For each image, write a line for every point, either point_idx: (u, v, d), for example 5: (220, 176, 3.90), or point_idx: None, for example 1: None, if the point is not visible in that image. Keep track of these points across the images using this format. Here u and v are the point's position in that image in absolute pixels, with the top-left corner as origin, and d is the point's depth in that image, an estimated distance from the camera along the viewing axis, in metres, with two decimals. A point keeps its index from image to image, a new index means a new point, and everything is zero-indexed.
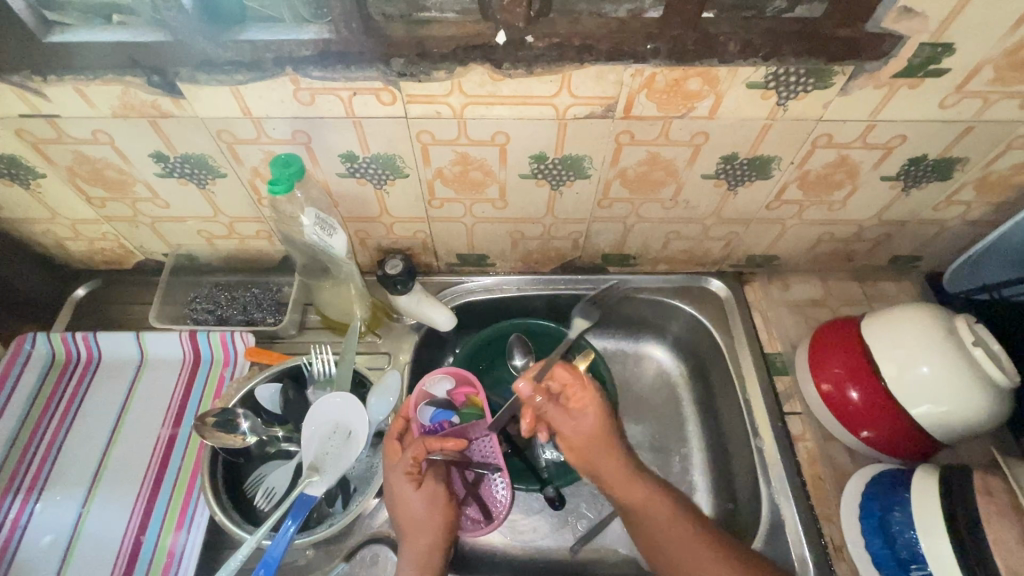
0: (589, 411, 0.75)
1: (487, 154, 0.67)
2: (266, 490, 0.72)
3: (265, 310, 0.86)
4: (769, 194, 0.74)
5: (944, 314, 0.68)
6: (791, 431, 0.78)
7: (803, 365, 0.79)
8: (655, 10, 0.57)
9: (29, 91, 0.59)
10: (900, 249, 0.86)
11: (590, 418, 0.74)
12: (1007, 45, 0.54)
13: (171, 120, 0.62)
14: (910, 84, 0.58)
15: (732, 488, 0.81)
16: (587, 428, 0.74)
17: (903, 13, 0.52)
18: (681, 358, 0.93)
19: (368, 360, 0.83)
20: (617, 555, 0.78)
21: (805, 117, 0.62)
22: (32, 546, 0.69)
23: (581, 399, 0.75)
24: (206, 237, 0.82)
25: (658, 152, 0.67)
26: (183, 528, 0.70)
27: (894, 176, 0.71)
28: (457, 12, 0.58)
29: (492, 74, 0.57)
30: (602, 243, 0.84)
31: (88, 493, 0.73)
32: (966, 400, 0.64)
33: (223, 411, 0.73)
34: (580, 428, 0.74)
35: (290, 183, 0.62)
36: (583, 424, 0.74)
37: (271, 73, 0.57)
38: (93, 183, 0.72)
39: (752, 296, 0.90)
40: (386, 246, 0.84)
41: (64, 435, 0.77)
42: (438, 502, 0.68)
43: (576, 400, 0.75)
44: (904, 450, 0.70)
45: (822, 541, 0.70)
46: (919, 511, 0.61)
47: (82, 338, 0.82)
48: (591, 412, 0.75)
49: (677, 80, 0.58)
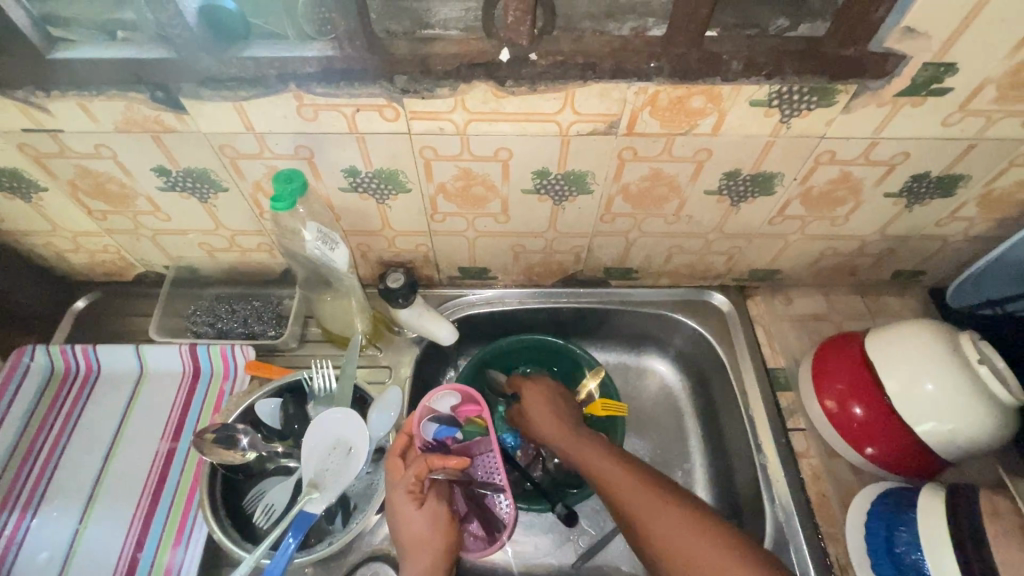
0: (536, 401, 0.79)
1: (490, 169, 0.67)
2: (266, 507, 0.72)
3: (266, 323, 0.86)
4: (772, 209, 0.73)
5: (948, 331, 0.67)
6: (794, 447, 0.77)
7: (806, 380, 0.78)
8: (658, 28, 0.57)
9: (32, 106, 0.59)
10: (903, 264, 0.85)
11: (544, 414, 0.78)
12: (1010, 65, 0.55)
13: (173, 135, 0.62)
14: (914, 102, 0.58)
15: (736, 503, 0.80)
16: (542, 420, 0.78)
17: (906, 33, 0.52)
18: (683, 372, 0.93)
19: (369, 374, 0.83)
20: (620, 572, 0.77)
21: (808, 134, 0.62)
22: (27, 562, 0.68)
23: (530, 396, 0.80)
24: (207, 250, 0.82)
25: (661, 168, 0.67)
26: (181, 546, 0.70)
27: (897, 192, 0.71)
28: (460, 29, 0.58)
29: (496, 92, 0.57)
30: (605, 257, 0.84)
31: (84, 509, 0.72)
32: (968, 416, 0.63)
33: (223, 426, 0.73)
34: (536, 413, 0.78)
35: (293, 199, 0.61)
36: (538, 418, 0.78)
37: (274, 90, 0.57)
38: (94, 196, 0.72)
39: (754, 310, 0.89)
40: (387, 259, 0.83)
41: (62, 449, 0.76)
42: (441, 521, 0.66)
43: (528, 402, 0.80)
44: (908, 469, 0.70)
45: (826, 560, 0.69)
46: (924, 530, 0.61)
47: (80, 350, 0.82)
48: (539, 402, 0.79)
49: (681, 98, 0.58)
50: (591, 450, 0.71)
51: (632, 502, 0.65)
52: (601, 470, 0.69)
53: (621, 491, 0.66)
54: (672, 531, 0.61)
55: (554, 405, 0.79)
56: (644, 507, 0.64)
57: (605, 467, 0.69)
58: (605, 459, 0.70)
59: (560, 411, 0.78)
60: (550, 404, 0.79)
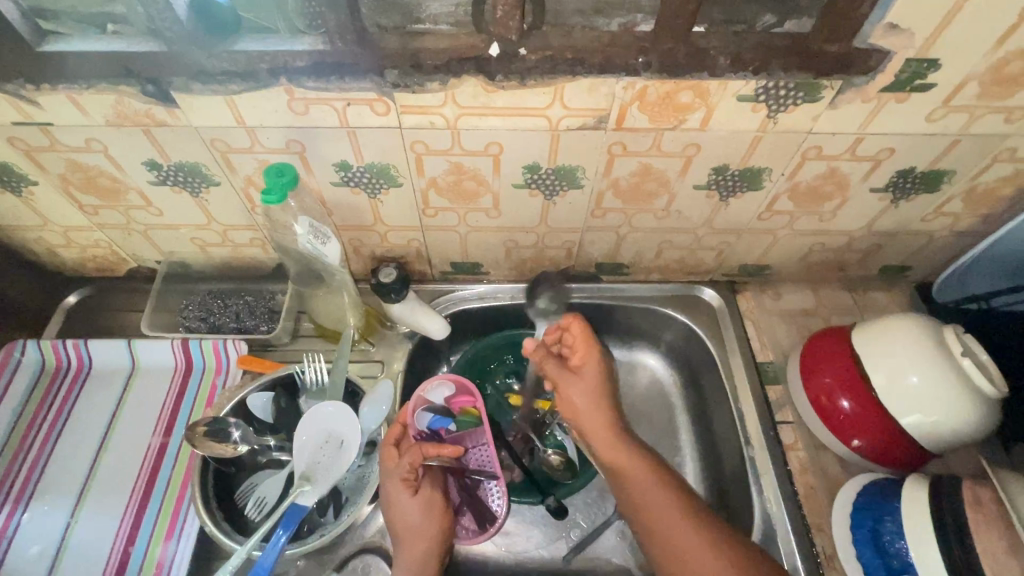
0: (586, 366, 0.73)
1: (481, 164, 0.67)
2: (257, 501, 0.72)
3: (258, 318, 0.86)
4: (760, 205, 0.74)
5: (933, 325, 0.68)
6: (783, 440, 0.78)
7: (794, 374, 0.79)
8: (647, 23, 0.58)
9: (23, 100, 0.59)
10: (890, 260, 0.87)
11: (590, 390, 0.72)
12: (992, 61, 0.56)
13: (164, 129, 0.62)
14: (899, 98, 0.59)
15: (725, 496, 0.81)
16: (586, 393, 0.72)
17: (890, 29, 0.53)
18: (674, 366, 0.94)
19: (361, 368, 0.83)
20: (611, 565, 0.78)
21: (795, 130, 0.63)
22: (18, 556, 0.68)
23: (585, 356, 0.73)
24: (199, 245, 0.82)
25: (650, 163, 0.67)
26: (173, 539, 0.70)
27: (883, 188, 0.71)
28: (451, 24, 0.58)
29: (486, 86, 0.58)
30: (596, 252, 0.84)
31: (76, 503, 0.72)
32: (954, 411, 0.64)
33: (214, 419, 0.72)
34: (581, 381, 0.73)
35: (283, 193, 0.62)
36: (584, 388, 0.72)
37: (266, 84, 0.57)
38: (85, 191, 0.72)
39: (744, 305, 0.90)
40: (380, 254, 0.84)
41: (53, 444, 0.76)
42: (435, 510, 0.68)
43: (577, 360, 0.74)
44: (894, 460, 0.71)
45: (813, 550, 0.70)
46: (908, 520, 0.62)
47: (72, 345, 0.82)
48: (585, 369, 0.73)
49: (669, 93, 0.58)
50: (620, 443, 0.71)
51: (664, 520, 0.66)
52: (632, 470, 0.69)
53: (645, 494, 0.67)
54: (682, 540, 0.64)
55: (605, 380, 0.73)
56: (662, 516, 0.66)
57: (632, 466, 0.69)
58: (634, 456, 0.70)
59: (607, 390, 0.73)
60: (598, 382, 0.73)
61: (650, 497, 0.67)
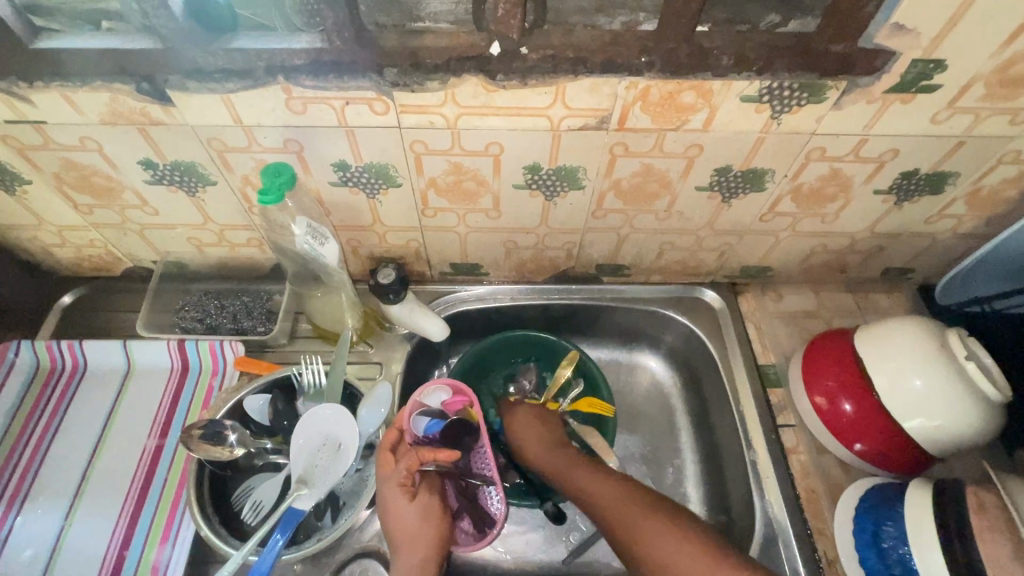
0: (523, 426, 0.79)
1: (481, 164, 0.66)
2: (254, 504, 0.70)
3: (256, 319, 0.85)
4: (763, 205, 0.74)
5: (937, 328, 0.68)
6: (785, 443, 0.78)
7: (795, 377, 0.79)
8: (650, 22, 0.57)
9: (15, 97, 0.58)
10: (891, 261, 0.86)
11: (529, 433, 0.78)
12: (998, 62, 0.55)
13: (160, 128, 0.61)
14: (903, 99, 0.59)
15: (726, 500, 0.80)
16: (526, 439, 0.78)
17: (895, 29, 0.52)
18: (674, 368, 0.93)
19: (360, 370, 0.82)
20: (611, 568, 0.77)
21: (799, 131, 0.62)
22: (10, 561, 0.67)
23: (517, 421, 0.80)
24: (195, 245, 0.81)
25: (652, 164, 0.67)
26: (168, 544, 0.69)
27: (886, 189, 0.71)
28: (450, 22, 0.57)
29: (486, 85, 0.57)
30: (596, 253, 0.83)
31: (70, 507, 0.71)
32: (958, 412, 0.63)
33: (211, 422, 0.72)
34: (523, 438, 0.78)
35: (281, 192, 0.61)
36: (525, 439, 0.78)
37: (262, 82, 0.56)
38: (80, 190, 0.71)
39: (746, 307, 0.90)
40: (378, 255, 0.83)
41: (47, 447, 0.75)
42: (433, 516, 0.67)
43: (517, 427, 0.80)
44: (896, 464, 0.70)
45: (815, 555, 0.70)
46: (912, 525, 0.61)
47: (66, 346, 0.81)
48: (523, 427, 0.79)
49: (672, 92, 0.58)
50: (573, 465, 0.72)
51: (600, 496, 0.68)
52: (586, 482, 0.70)
53: (602, 501, 0.67)
54: (640, 528, 0.63)
55: (539, 429, 0.79)
56: (620, 515, 0.65)
57: (587, 479, 0.70)
58: (590, 473, 0.71)
59: (543, 425, 0.79)
60: (533, 426, 0.79)
61: (604, 499, 0.67)
